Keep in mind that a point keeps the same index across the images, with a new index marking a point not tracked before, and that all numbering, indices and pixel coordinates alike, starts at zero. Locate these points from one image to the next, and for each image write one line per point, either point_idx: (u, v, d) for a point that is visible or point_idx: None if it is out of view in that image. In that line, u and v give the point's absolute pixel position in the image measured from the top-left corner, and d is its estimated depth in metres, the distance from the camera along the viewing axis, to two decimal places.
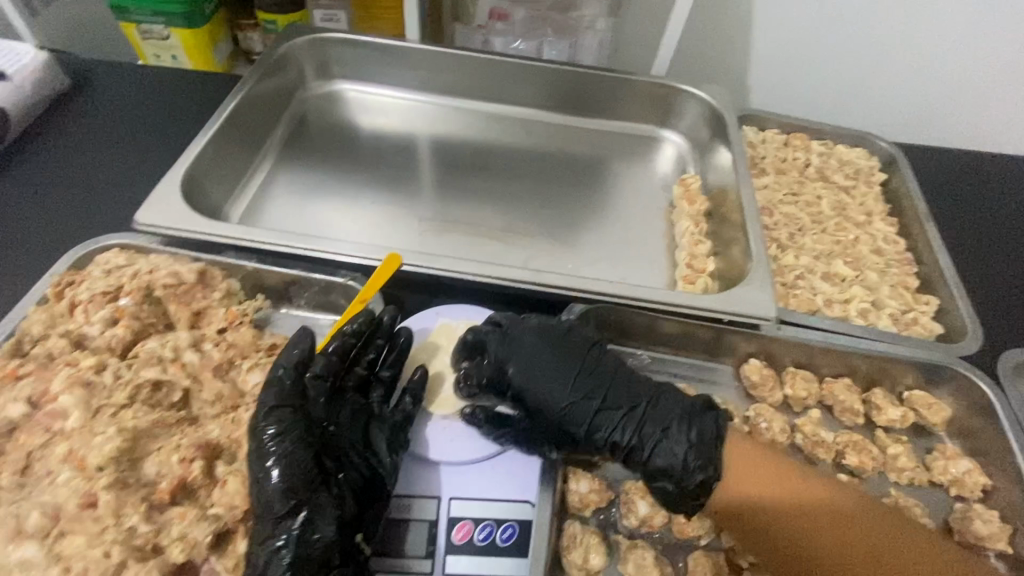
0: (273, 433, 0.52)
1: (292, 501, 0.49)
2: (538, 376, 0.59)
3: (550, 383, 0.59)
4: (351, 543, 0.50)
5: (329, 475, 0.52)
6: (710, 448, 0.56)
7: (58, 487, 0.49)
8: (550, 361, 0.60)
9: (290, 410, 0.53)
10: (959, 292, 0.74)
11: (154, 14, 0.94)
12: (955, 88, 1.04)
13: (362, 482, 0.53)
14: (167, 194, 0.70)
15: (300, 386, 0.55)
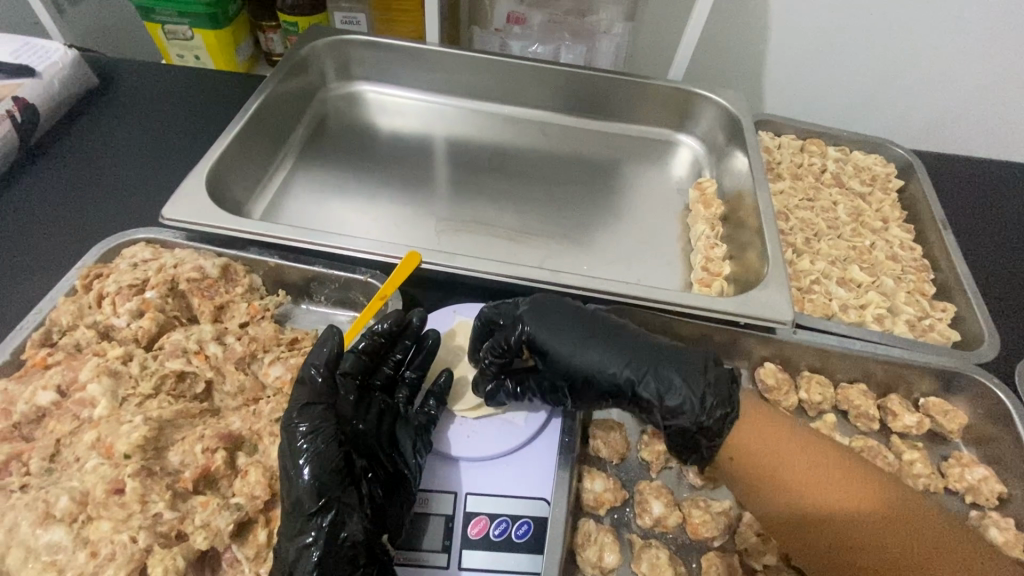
0: (305, 430, 0.52)
1: (323, 499, 0.49)
2: (549, 332, 0.60)
3: (561, 337, 0.60)
4: (377, 543, 0.51)
5: (357, 475, 0.53)
6: (724, 388, 0.56)
7: (85, 473, 0.50)
8: (562, 323, 0.60)
9: (322, 408, 0.54)
10: (977, 300, 0.74)
11: (178, 15, 0.96)
12: (975, 95, 1.04)
13: (387, 480, 0.54)
14: (192, 190, 0.71)
15: (332, 385, 0.55)
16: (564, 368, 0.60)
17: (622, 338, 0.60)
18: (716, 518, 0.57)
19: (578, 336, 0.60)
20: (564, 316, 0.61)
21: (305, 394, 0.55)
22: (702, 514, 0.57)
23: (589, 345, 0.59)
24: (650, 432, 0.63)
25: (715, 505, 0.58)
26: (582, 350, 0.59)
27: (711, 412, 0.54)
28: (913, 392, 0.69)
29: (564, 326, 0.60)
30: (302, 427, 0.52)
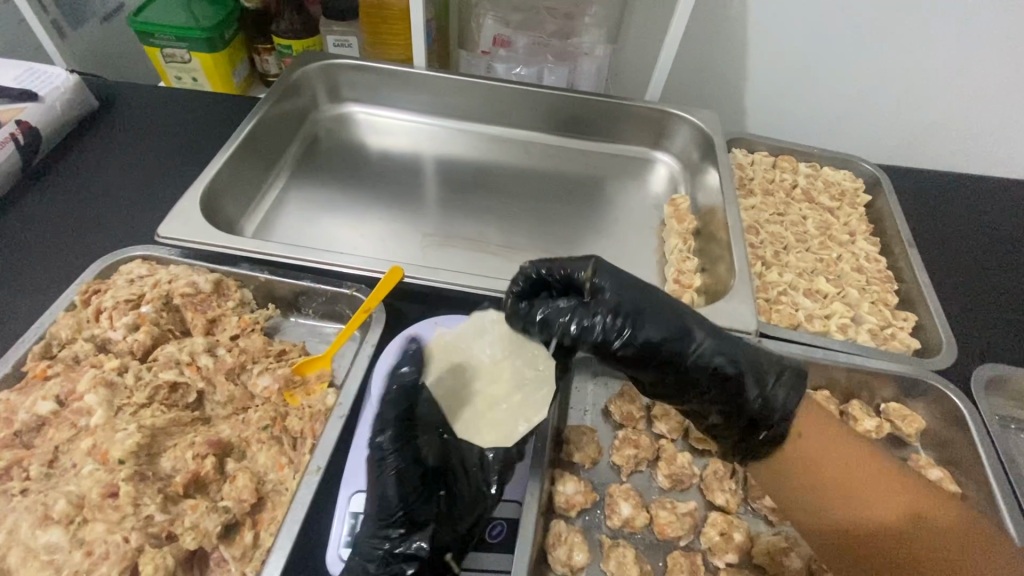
0: (387, 446, 0.53)
1: (399, 513, 0.50)
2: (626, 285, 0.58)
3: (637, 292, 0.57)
4: (441, 560, 0.52)
5: (434, 492, 0.53)
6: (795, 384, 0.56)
7: (82, 477, 0.53)
8: (637, 287, 0.57)
9: (405, 428, 0.54)
10: (937, 309, 0.77)
11: (177, 39, 1.01)
12: (941, 112, 1.08)
13: (458, 498, 0.54)
14: (188, 209, 0.75)
15: (411, 408, 0.56)
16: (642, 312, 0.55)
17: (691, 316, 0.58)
18: (682, 518, 0.60)
19: (657, 300, 0.56)
20: (642, 285, 0.57)
21: (390, 409, 0.55)
22: (668, 515, 0.60)
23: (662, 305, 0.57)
24: (621, 437, 0.66)
25: (681, 507, 0.61)
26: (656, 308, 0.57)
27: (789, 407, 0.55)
28: (875, 397, 0.73)
29: (643, 289, 0.57)
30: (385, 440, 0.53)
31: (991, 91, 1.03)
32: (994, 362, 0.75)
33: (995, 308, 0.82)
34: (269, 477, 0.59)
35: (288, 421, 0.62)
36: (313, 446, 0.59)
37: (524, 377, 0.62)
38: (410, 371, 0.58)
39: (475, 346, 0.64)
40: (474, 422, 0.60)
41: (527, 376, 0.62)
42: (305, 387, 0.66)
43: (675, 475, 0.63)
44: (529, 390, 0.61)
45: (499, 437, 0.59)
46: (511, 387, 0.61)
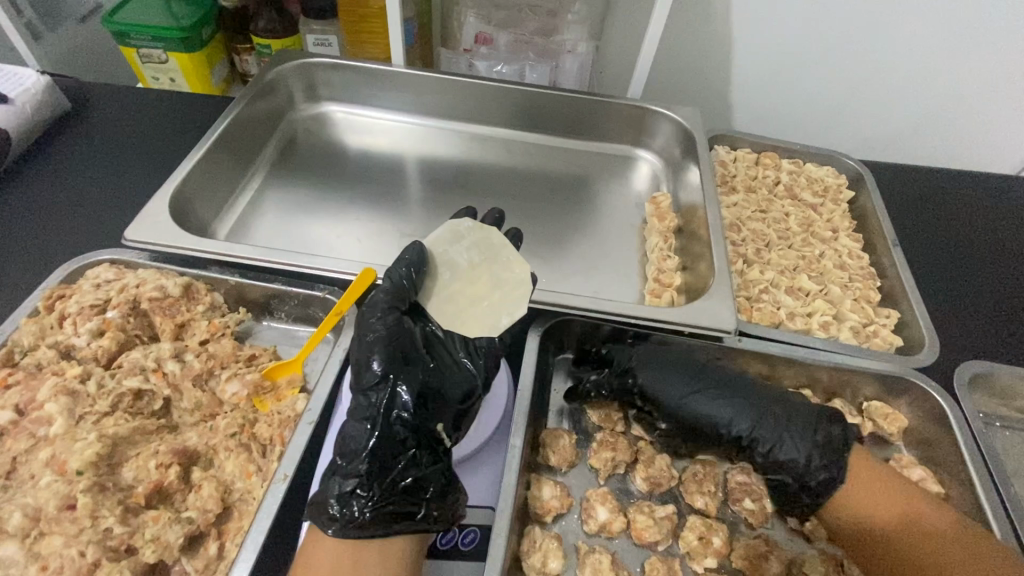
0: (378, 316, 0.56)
1: (383, 380, 0.54)
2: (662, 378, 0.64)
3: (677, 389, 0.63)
4: (430, 433, 0.55)
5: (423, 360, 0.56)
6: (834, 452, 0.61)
7: (39, 489, 0.52)
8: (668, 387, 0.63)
9: (395, 310, 0.57)
10: (919, 306, 0.77)
11: (154, 39, 0.99)
12: (926, 107, 1.07)
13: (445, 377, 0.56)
14: (155, 213, 0.73)
15: (406, 292, 0.58)
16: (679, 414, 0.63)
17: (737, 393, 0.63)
18: (659, 523, 0.59)
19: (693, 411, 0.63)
20: (680, 376, 0.64)
21: (383, 295, 0.57)
22: (646, 519, 0.59)
23: (698, 395, 0.63)
24: (599, 440, 0.64)
25: (659, 511, 0.60)
26: (691, 397, 0.63)
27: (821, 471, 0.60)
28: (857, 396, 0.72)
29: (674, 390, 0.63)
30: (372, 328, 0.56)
31: (976, 86, 1.03)
32: (977, 358, 0.74)
33: (978, 304, 0.81)
34: (235, 485, 0.57)
35: (256, 428, 0.61)
36: (281, 453, 0.58)
37: (504, 277, 0.62)
38: (405, 271, 0.58)
39: (453, 247, 0.63)
40: (458, 315, 0.60)
41: (504, 277, 0.62)
42: (274, 393, 0.64)
43: (654, 478, 0.62)
44: (510, 287, 0.62)
45: (486, 328, 0.60)
46: (496, 284, 0.61)
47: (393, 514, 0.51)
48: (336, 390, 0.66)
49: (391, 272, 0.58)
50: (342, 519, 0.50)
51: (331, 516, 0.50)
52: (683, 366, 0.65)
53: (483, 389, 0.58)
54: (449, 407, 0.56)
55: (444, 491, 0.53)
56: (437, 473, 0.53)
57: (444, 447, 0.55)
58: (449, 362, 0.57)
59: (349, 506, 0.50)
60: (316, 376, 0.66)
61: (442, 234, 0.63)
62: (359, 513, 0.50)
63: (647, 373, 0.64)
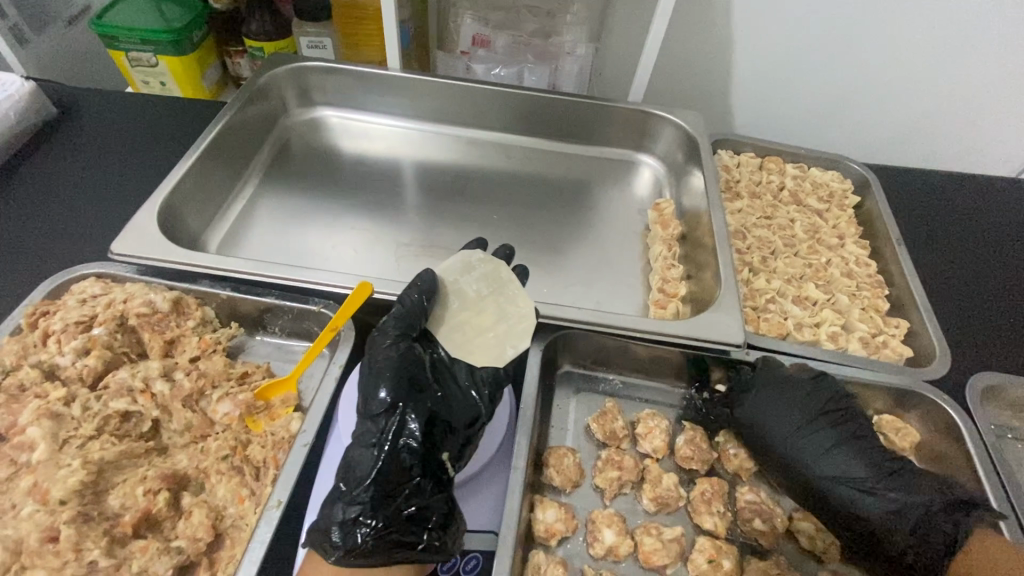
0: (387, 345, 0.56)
1: (389, 407, 0.53)
2: (765, 413, 0.62)
3: (778, 424, 0.62)
4: (437, 463, 0.53)
5: (430, 390, 0.55)
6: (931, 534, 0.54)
7: (21, 520, 0.49)
8: (780, 400, 0.62)
9: (404, 340, 0.56)
10: (929, 316, 0.75)
11: (142, 42, 0.96)
12: (932, 108, 1.06)
13: (456, 408, 0.55)
14: (144, 224, 0.71)
15: (415, 319, 0.57)
16: (766, 444, 0.62)
17: (851, 445, 0.60)
18: (668, 546, 0.57)
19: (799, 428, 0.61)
20: (795, 411, 0.62)
21: (393, 322, 0.57)
22: (654, 542, 0.57)
23: (799, 432, 0.61)
24: (604, 458, 0.63)
25: (667, 533, 0.58)
26: (791, 433, 0.61)
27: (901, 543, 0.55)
28: (868, 409, 0.70)
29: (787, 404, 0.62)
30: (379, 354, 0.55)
31: (982, 87, 1.01)
32: (988, 369, 0.72)
33: (987, 312, 0.80)
34: (228, 511, 0.55)
35: (249, 450, 0.58)
36: (275, 477, 0.56)
37: (511, 310, 0.62)
38: (417, 297, 0.58)
39: (464, 278, 0.63)
40: (466, 345, 0.60)
41: (510, 309, 0.62)
42: (268, 412, 0.62)
43: (661, 498, 0.60)
44: (515, 319, 0.61)
45: (492, 360, 0.59)
46: (501, 317, 0.61)
47: (396, 544, 0.49)
48: (331, 408, 0.63)
49: (404, 298, 0.58)
50: (344, 547, 0.48)
51: (332, 544, 0.48)
52: (804, 402, 0.62)
53: (489, 416, 0.57)
54: (456, 435, 0.55)
55: (450, 522, 0.51)
56: (442, 503, 0.51)
57: (450, 477, 0.53)
58: (456, 389, 0.56)
59: (352, 534, 0.49)
60: (311, 393, 0.64)
61: (452, 265, 0.64)
62: (362, 541, 0.48)
63: (750, 401, 0.63)
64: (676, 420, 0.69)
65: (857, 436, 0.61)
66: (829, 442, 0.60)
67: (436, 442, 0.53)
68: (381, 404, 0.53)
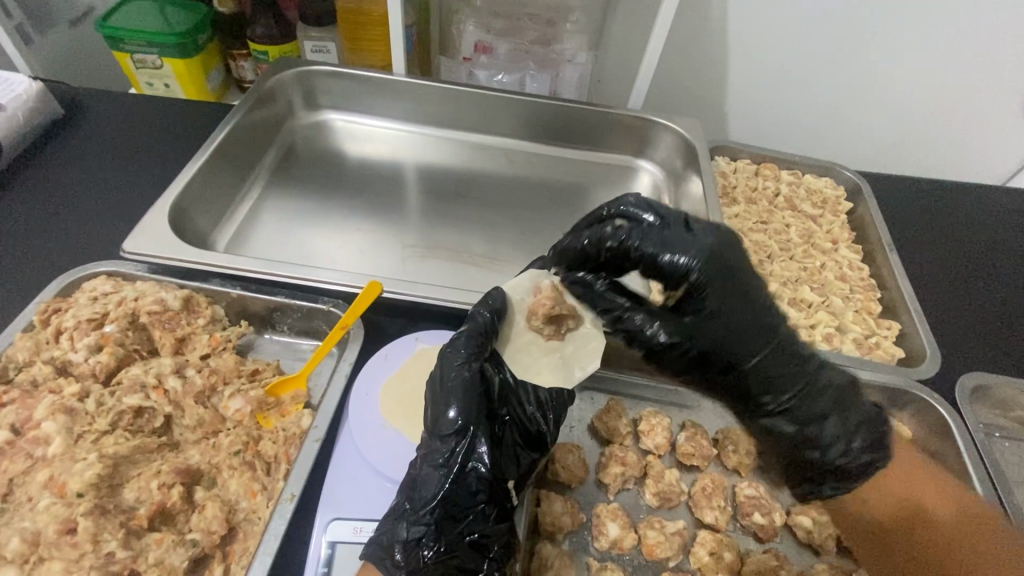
0: (459, 361, 0.54)
1: (461, 428, 0.52)
2: (727, 305, 0.53)
3: (735, 317, 0.53)
4: (500, 489, 0.53)
5: (496, 413, 0.55)
6: (874, 436, 0.56)
7: (38, 513, 0.50)
8: (739, 288, 0.53)
9: (479, 358, 0.54)
10: (920, 318, 0.77)
11: (148, 44, 0.97)
12: (920, 118, 1.09)
13: (523, 431, 0.56)
14: (155, 224, 0.72)
15: (488, 337, 0.56)
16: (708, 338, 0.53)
17: (763, 333, 0.54)
18: (670, 539, 0.59)
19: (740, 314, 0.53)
20: (746, 298, 0.54)
21: (465, 339, 0.55)
22: (657, 535, 0.58)
23: (750, 330, 0.53)
24: (608, 454, 0.64)
25: (670, 526, 0.60)
26: (744, 331, 0.53)
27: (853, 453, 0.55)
28: None
29: (735, 287, 0.53)
30: (453, 368, 0.53)
31: (968, 97, 1.05)
32: (976, 369, 0.75)
33: (975, 315, 0.82)
34: (240, 505, 0.56)
35: (260, 446, 0.59)
36: (287, 472, 0.57)
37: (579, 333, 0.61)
38: (489, 314, 0.57)
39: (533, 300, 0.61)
40: (532, 365, 0.59)
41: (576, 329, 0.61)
42: (278, 409, 0.63)
43: (663, 493, 0.62)
44: (583, 338, 0.61)
45: (560, 380, 0.59)
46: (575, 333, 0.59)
47: (456, 568, 0.51)
48: (340, 405, 0.65)
49: (474, 314, 0.57)
50: (407, 568, 0.49)
51: (395, 562, 0.49)
52: (753, 293, 0.54)
53: (551, 440, 0.58)
54: (517, 460, 0.56)
55: (509, 550, 0.53)
56: (504, 531, 0.53)
57: (511, 503, 0.54)
58: (524, 414, 0.56)
59: (415, 556, 0.49)
60: (321, 391, 0.65)
61: (520, 282, 0.62)
62: (426, 563, 0.49)
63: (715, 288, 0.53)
64: (676, 417, 0.71)
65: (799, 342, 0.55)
66: (768, 341, 0.54)
67: (500, 467, 0.54)
68: (455, 425, 0.52)
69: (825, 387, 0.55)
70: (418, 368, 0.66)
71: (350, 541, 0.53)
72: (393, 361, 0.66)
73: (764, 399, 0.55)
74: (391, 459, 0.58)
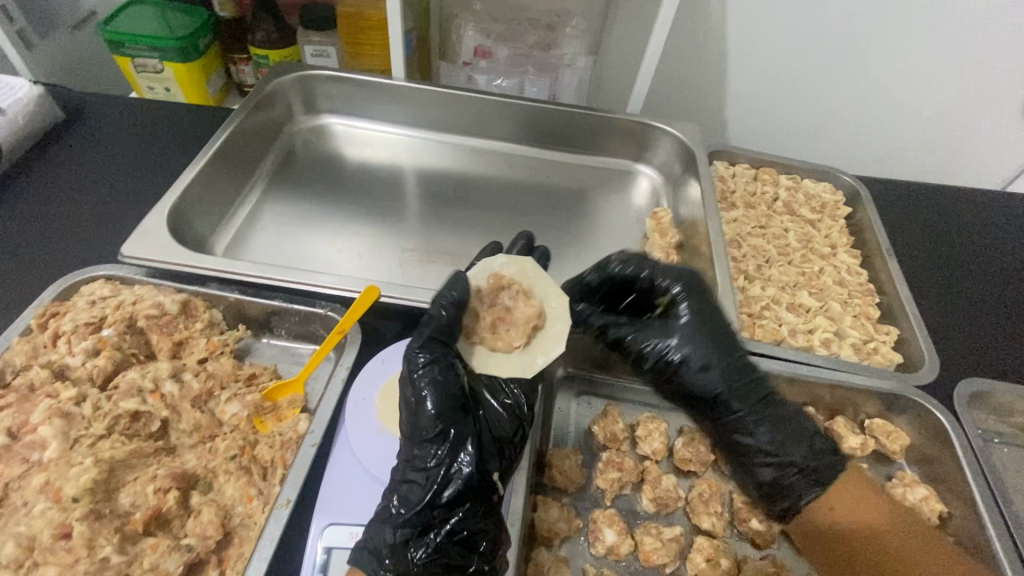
0: (424, 362, 0.54)
1: (439, 428, 0.53)
2: (707, 369, 0.58)
3: (713, 379, 0.58)
4: (486, 484, 0.53)
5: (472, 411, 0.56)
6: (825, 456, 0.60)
7: (33, 517, 0.51)
8: (706, 346, 0.58)
9: (445, 361, 0.55)
10: (919, 323, 0.77)
11: (149, 49, 0.97)
12: (919, 122, 1.09)
13: (498, 425, 0.57)
14: (154, 228, 0.72)
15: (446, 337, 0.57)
16: (697, 393, 0.59)
17: (738, 380, 0.59)
18: (667, 545, 0.58)
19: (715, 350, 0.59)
20: (710, 346, 0.58)
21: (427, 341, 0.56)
22: (654, 541, 0.58)
23: (723, 382, 0.58)
24: (605, 459, 0.64)
25: (666, 532, 0.60)
26: (718, 384, 0.58)
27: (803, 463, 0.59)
28: (860, 413, 0.72)
29: (713, 347, 0.59)
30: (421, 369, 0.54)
31: (967, 102, 1.05)
32: (975, 375, 0.75)
33: (974, 320, 0.82)
34: (236, 510, 0.56)
35: (257, 450, 0.59)
36: (284, 477, 0.57)
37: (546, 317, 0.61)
38: (446, 311, 0.57)
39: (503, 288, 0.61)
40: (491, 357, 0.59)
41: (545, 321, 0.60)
42: (275, 413, 0.63)
43: (660, 499, 0.62)
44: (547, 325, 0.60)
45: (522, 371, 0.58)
46: (533, 326, 0.58)
47: (447, 567, 0.49)
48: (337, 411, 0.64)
49: (433, 309, 0.57)
50: (397, 573, 0.48)
51: (384, 566, 0.48)
52: (721, 350, 0.59)
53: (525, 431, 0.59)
54: (498, 455, 0.56)
55: (498, 544, 0.51)
56: (491, 526, 0.52)
57: (498, 498, 0.53)
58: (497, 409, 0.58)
59: (404, 559, 0.49)
60: (318, 395, 0.66)
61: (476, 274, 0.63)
62: (415, 564, 0.49)
63: (693, 340, 0.58)
64: (674, 422, 0.71)
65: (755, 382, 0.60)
66: (733, 385, 0.58)
67: (484, 463, 0.54)
68: (433, 425, 0.53)
69: (785, 411, 0.60)
70: None
71: (346, 547, 0.53)
72: (390, 366, 0.66)
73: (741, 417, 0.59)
74: (387, 465, 0.58)
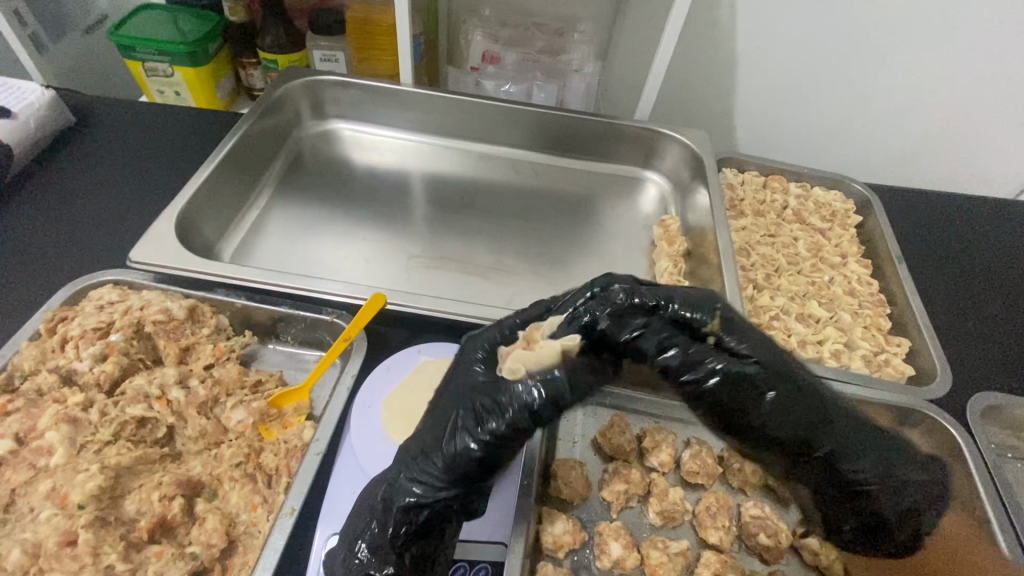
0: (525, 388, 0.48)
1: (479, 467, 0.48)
2: (782, 407, 0.50)
3: (788, 420, 0.50)
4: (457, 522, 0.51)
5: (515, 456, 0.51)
6: (908, 519, 0.56)
7: (39, 524, 0.51)
8: (778, 384, 0.50)
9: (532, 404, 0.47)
10: (930, 335, 0.76)
11: (159, 53, 0.98)
12: (931, 128, 1.07)
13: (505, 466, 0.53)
14: (162, 231, 0.73)
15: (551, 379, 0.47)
16: (775, 437, 0.50)
17: (813, 413, 0.51)
18: (673, 559, 0.58)
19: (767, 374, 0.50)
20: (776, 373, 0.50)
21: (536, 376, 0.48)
22: (660, 555, 0.58)
23: (796, 423, 0.51)
24: (612, 471, 0.64)
25: (673, 546, 0.59)
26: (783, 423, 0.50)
27: (908, 526, 0.57)
28: None
29: (781, 386, 0.50)
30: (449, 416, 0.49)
31: (979, 110, 1.03)
32: (988, 388, 0.74)
33: (987, 333, 0.81)
34: (240, 518, 0.56)
35: (262, 458, 0.59)
36: (288, 485, 0.57)
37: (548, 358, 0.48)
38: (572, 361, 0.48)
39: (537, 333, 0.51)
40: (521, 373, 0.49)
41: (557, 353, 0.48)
42: (281, 420, 0.63)
43: (667, 512, 0.61)
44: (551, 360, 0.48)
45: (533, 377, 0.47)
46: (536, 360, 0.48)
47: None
48: (342, 417, 0.64)
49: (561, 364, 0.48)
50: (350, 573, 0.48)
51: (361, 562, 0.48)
52: (789, 386, 0.50)
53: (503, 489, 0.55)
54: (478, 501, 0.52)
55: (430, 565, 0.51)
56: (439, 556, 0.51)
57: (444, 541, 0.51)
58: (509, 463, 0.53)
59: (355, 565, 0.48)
60: (323, 402, 0.65)
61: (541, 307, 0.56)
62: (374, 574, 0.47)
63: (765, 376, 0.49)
64: (680, 432, 0.70)
65: (829, 420, 0.52)
66: (805, 421, 0.51)
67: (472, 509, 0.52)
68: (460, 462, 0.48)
69: (866, 467, 0.54)
70: (420, 381, 0.66)
71: None
72: (396, 373, 0.66)
73: (821, 451, 0.52)
74: None
